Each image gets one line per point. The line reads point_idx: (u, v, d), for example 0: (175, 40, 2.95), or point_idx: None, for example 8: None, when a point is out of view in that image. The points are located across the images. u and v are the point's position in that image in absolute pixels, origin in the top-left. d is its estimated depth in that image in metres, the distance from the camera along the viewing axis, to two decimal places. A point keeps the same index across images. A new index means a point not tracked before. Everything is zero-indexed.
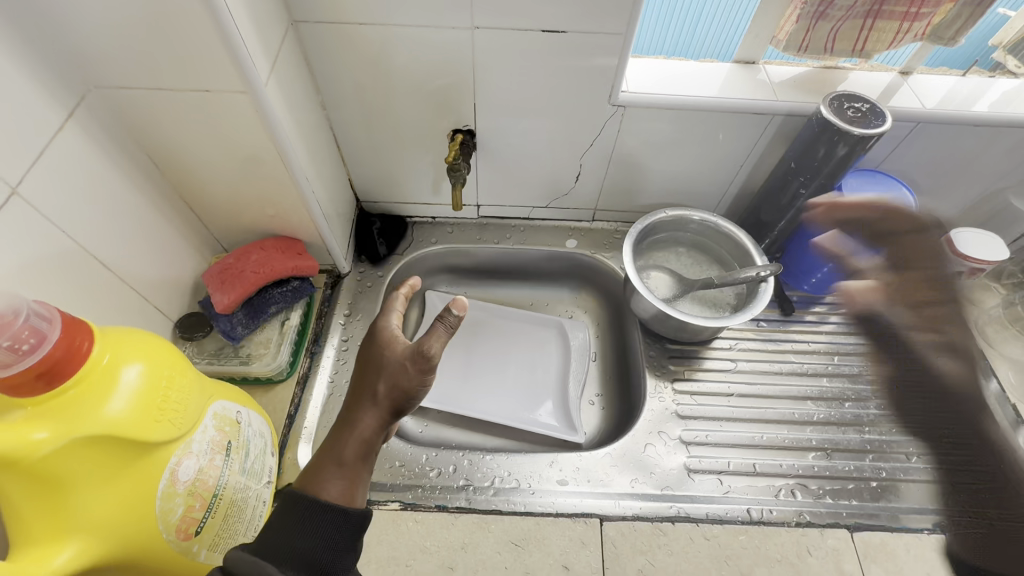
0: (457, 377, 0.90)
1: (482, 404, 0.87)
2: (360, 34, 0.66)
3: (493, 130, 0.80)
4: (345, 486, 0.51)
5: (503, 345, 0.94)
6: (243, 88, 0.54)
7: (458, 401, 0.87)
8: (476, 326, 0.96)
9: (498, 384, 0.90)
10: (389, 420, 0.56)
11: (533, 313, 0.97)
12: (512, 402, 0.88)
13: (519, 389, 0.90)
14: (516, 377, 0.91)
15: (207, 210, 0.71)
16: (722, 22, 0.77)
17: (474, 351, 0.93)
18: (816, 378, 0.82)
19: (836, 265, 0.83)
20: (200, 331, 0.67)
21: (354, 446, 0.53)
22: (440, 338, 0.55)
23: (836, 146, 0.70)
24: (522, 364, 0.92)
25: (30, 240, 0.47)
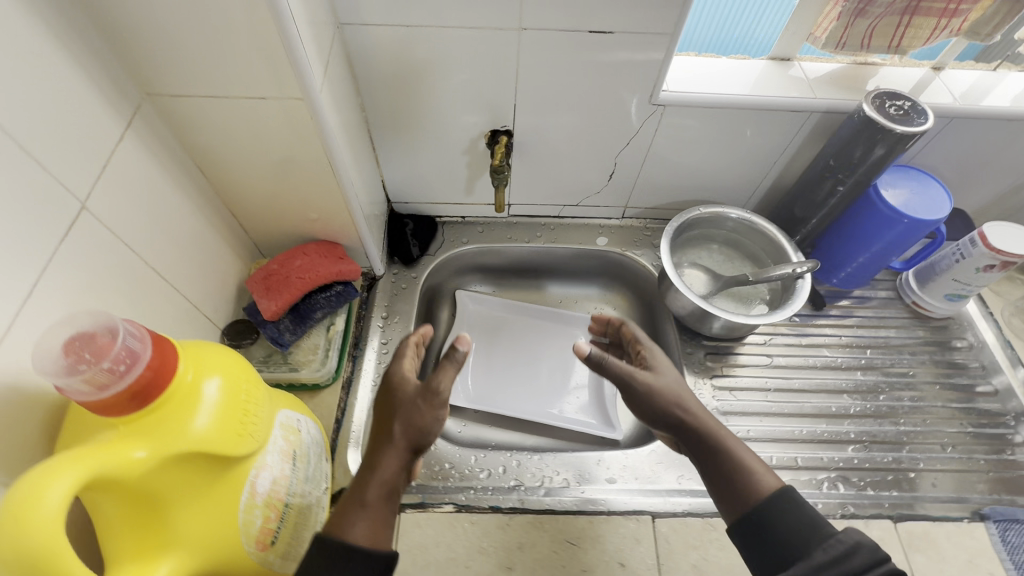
0: (492, 378, 0.91)
1: (518, 403, 0.88)
2: (404, 36, 0.65)
3: (530, 129, 0.80)
4: (369, 528, 0.50)
5: (535, 344, 0.95)
6: (299, 95, 0.54)
7: (496, 401, 0.88)
8: (506, 325, 0.96)
9: (533, 383, 0.91)
10: (407, 460, 0.56)
11: (564, 311, 0.98)
12: (548, 401, 0.89)
13: (554, 387, 0.91)
14: (550, 376, 0.92)
15: (249, 215, 0.70)
16: (759, 17, 0.77)
17: (507, 350, 0.94)
18: (849, 372, 0.84)
19: (867, 259, 0.85)
20: (247, 339, 0.68)
21: (376, 487, 0.53)
22: (449, 375, 0.58)
23: (874, 146, 0.70)
24: (555, 363, 0.93)
25: (99, 254, 0.47)
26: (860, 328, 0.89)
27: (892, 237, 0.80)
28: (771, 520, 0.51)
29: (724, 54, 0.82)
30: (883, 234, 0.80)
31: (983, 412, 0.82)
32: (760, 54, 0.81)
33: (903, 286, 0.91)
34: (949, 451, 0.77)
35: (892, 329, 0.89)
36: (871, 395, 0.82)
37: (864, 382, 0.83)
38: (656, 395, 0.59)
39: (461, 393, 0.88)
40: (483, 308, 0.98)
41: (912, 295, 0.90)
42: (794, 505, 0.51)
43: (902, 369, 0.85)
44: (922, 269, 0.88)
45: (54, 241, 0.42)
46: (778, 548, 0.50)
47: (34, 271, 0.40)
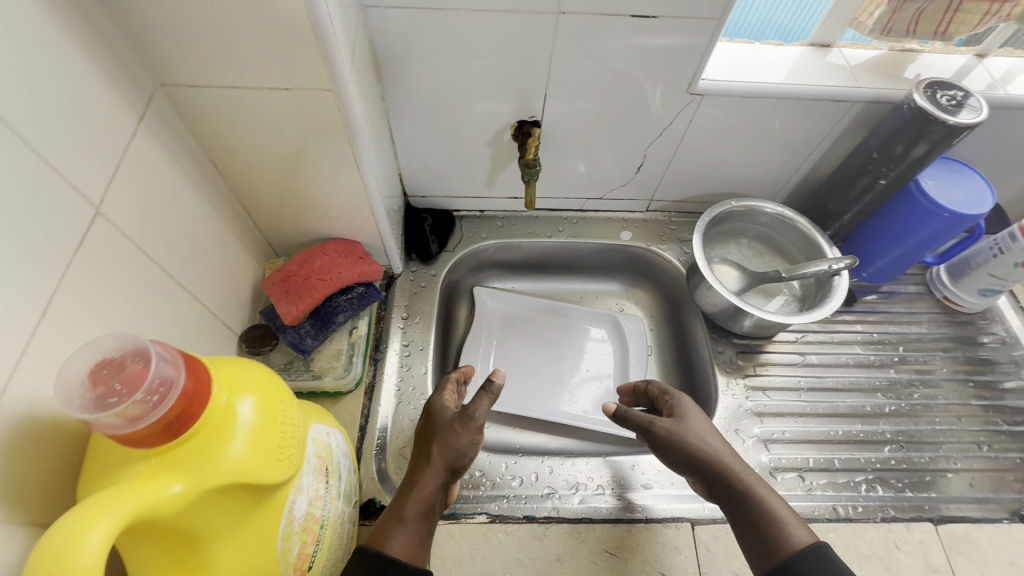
0: (514, 377, 0.88)
1: (543, 403, 0.86)
2: (431, 19, 0.61)
3: (558, 120, 0.76)
4: (407, 542, 0.50)
5: (558, 342, 0.92)
6: (327, 85, 0.49)
7: (519, 402, 0.85)
8: (527, 323, 0.93)
9: (557, 383, 0.88)
10: (443, 484, 0.55)
11: (586, 306, 0.95)
12: (572, 401, 0.86)
13: (579, 386, 0.88)
14: (574, 375, 0.89)
15: (264, 213, 0.66)
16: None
17: (528, 348, 0.91)
18: (883, 369, 0.82)
19: (900, 254, 0.82)
20: (267, 345, 0.64)
21: (413, 503, 0.53)
22: (485, 403, 0.59)
23: (916, 144, 0.69)
24: (579, 362, 0.91)
25: (114, 262, 0.43)
26: (892, 324, 0.87)
27: (929, 233, 0.77)
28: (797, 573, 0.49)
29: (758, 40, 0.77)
30: (921, 228, 0.77)
31: (1015, 410, 0.79)
32: (790, 40, 0.78)
33: (934, 281, 0.89)
34: (986, 450, 0.76)
35: (924, 325, 0.87)
36: (905, 393, 0.80)
37: (898, 379, 0.81)
38: (683, 443, 0.59)
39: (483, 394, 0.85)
40: (502, 305, 0.94)
41: (943, 290, 0.88)
42: (826, 564, 0.48)
43: (936, 366, 0.83)
44: (955, 264, 0.86)
45: (68, 250, 0.38)
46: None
47: (50, 285, 0.36)
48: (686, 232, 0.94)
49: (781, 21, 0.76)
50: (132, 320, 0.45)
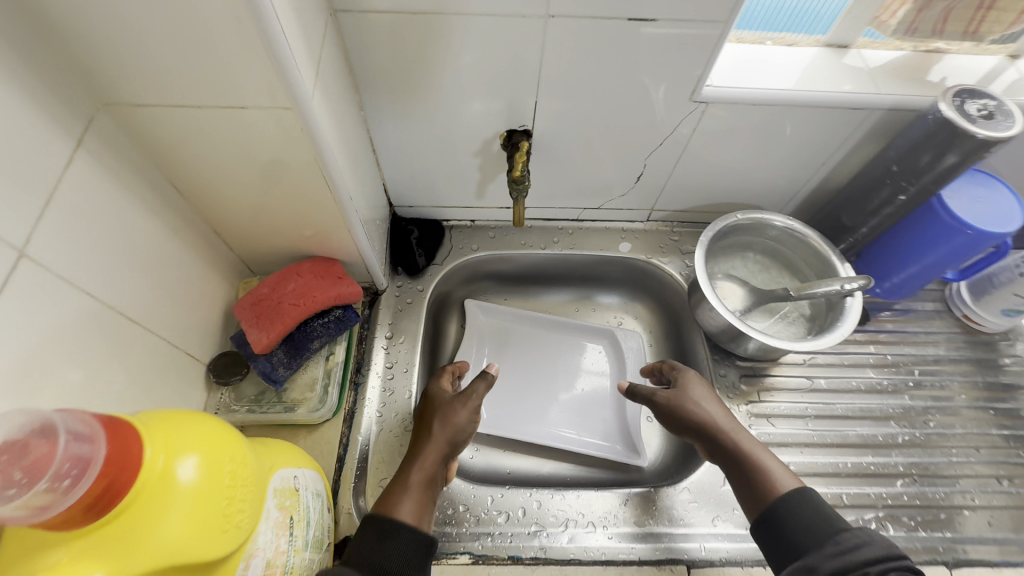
0: (505, 398, 0.83)
1: (534, 425, 0.82)
2: (408, 25, 0.55)
3: (551, 128, 0.71)
4: (414, 508, 0.54)
5: (552, 360, 0.88)
6: (286, 104, 0.44)
7: (510, 424, 0.81)
8: (520, 339, 0.89)
9: (550, 403, 0.84)
10: (446, 456, 0.60)
11: (582, 321, 0.90)
12: (565, 423, 0.82)
13: (574, 407, 0.84)
14: (568, 395, 0.85)
15: (234, 233, 0.62)
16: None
17: (521, 366, 0.87)
18: (897, 395, 0.76)
19: (918, 270, 0.77)
20: (236, 375, 0.60)
21: (418, 475, 0.57)
22: (483, 387, 0.65)
23: (945, 154, 0.62)
24: (574, 380, 0.86)
25: (45, 306, 0.39)
26: (908, 346, 0.81)
27: (950, 249, 0.71)
28: (790, 514, 0.53)
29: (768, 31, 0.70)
30: (940, 245, 0.71)
31: None
32: (797, 31, 0.69)
33: (954, 297, 0.83)
34: (1007, 485, 0.70)
35: (941, 347, 0.81)
36: (920, 422, 0.74)
37: (913, 407, 0.76)
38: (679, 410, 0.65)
39: None
40: (494, 320, 0.90)
41: (963, 308, 0.82)
42: (811, 501, 0.54)
43: (954, 391, 0.78)
44: (977, 281, 0.80)
45: None
46: (793, 542, 0.52)
47: None
48: (689, 244, 0.89)
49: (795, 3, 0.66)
50: (70, 368, 0.41)
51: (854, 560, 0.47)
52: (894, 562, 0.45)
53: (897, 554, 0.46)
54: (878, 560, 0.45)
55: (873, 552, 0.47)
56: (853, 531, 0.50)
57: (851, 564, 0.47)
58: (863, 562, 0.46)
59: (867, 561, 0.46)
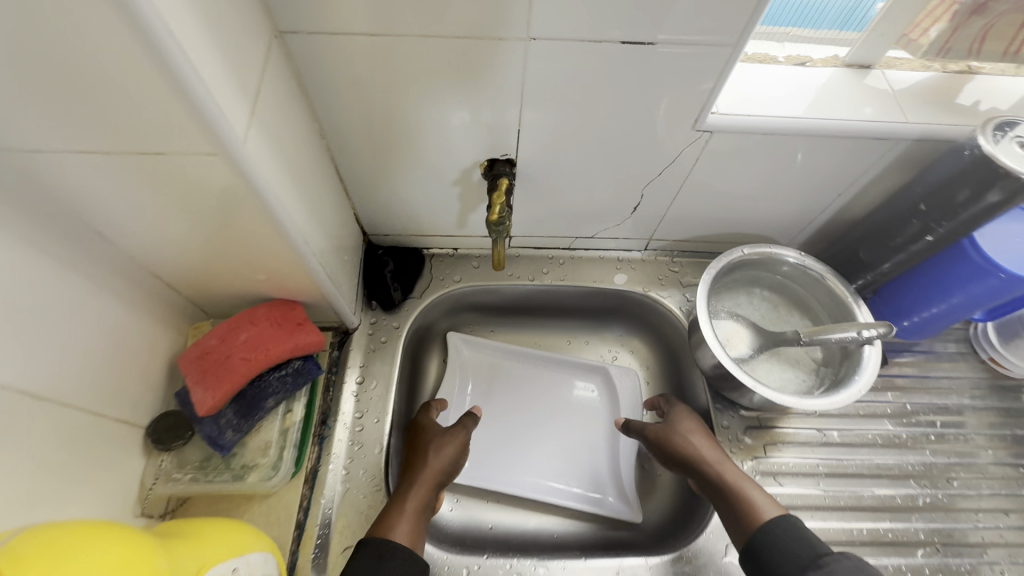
0: (490, 445, 0.77)
1: (522, 475, 0.75)
2: (369, 47, 0.49)
3: (538, 157, 0.64)
4: (409, 531, 0.55)
5: (541, 401, 0.81)
6: (211, 150, 0.38)
7: (493, 473, 0.74)
8: (507, 378, 0.82)
9: (538, 450, 0.77)
10: (437, 485, 0.60)
11: (574, 358, 0.82)
12: (555, 474, 0.75)
13: (565, 455, 0.77)
14: (559, 442, 0.78)
15: (178, 278, 0.55)
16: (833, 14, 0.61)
17: (508, 409, 0.80)
18: (917, 450, 0.70)
19: (940, 312, 0.69)
20: (179, 440, 0.54)
21: (413, 501, 0.58)
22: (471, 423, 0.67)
23: (986, 192, 0.55)
24: (564, 424, 0.79)
25: None
26: (930, 393, 0.74)
27: (977, 293, 0.64)
28: (772, 546, 0.52)
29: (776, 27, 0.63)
30: (967, 288, 0.64)
31: None
32: (804, 27, 0.63)
33: (980, 339, 0.76)
34: None
35: (966, 394, 0.74)
36: (943, 481, 0.68)
37: (935, 464, 0.69)
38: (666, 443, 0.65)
39: None
40: (480, 358, 0.83)
41: (990, 350, 0.75)
42: (792, 530, 0.53)
43: (980, 445, 0.71)
44: (1007, 322, 0.73)
45: None
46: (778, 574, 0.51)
47: None
48: (691, 276, 0.82)
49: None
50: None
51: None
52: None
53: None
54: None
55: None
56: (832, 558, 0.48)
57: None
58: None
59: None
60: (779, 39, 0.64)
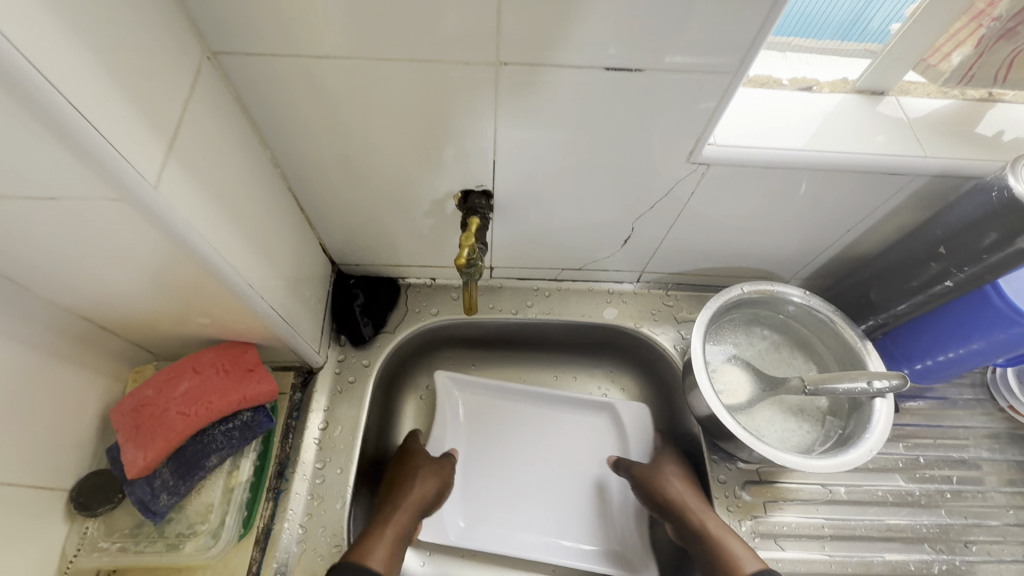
0: (470, 495, 0.69)
1: (515, 528, 0.67)
2: (320, 71, 0.44)
3: (517, 187, 0.58)
4: (386, 553, 0.53)
5: (540, 443, 0.73)
6: (115, 195, 0.32)
7: (490, 535, 0.67)
8: (499, 417, 0.74)
9: (533, 504, 0.69)
10: (419, 513, 0.60)
11: (577, 395, 0.74)
12: (554, 527, 0.68)
13: (563, 506, 0.69)
14: (560, 490, 0.70)
15: (108, 323, 0.49)
16: (837, 25, 0.55)
17: (500, 455, 0.72)
18: (931, 510, 0.64)
19: (956, 358, 0.63)
20: (106, 503, 0.48)
21: (393, 526, 0.56)
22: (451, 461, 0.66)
23: (1016, 236, 0.49)
24: (560, 473, 0.71)
25: None
26: (945, 444, 0.68)
27: (999, 341, 0.58)
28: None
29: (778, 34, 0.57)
30: (988, 335, 0.58)
31: None
32: (805, 37, 0.57)
33: (997, 385, 0.70)
34: None
35: (983, 446, 0.69)
36: (960, 546, 0.62)
37: (951, 526, 0.63)
38: (650, 484, 0.63)
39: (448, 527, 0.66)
40: (467, 394, 0.74)
41: (1008, 398, 0.69)
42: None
43: (999, 505, 0.65)
44: None
45: None
46: None
47: None
48: (687, 310, 0.77)
49: (803, 8, 0.53)
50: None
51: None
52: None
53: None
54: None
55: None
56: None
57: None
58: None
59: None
60: (780, 49, 0.59)
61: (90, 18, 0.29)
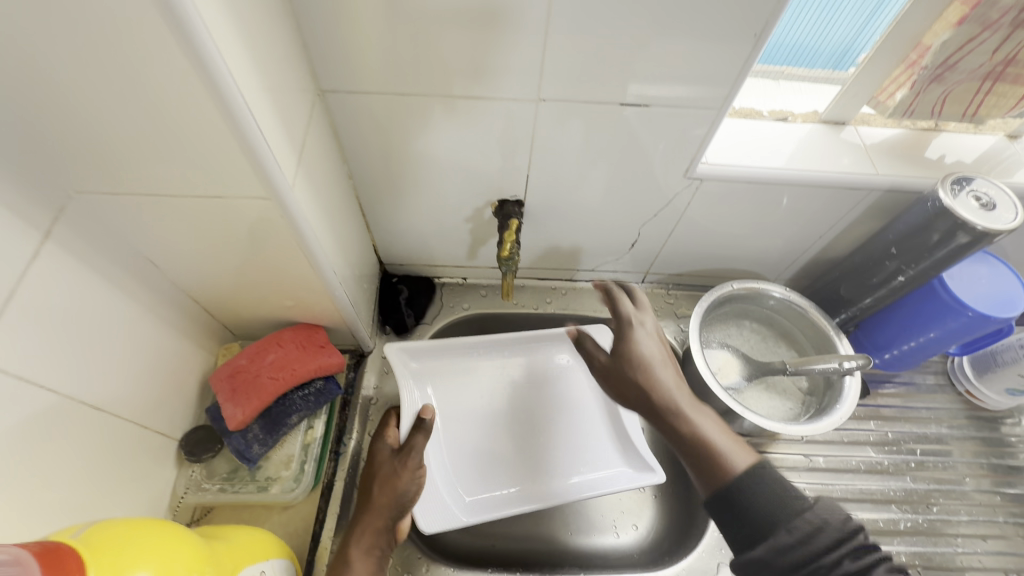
0: (459, 471, 0.69)
1: (525, 480, 0.70)
2: (398, 104, 0.56)
3: (544, 197, 0.70)
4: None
5: (524, 390, 0.75)
6: (264, 194, 0.44)
7: (500, 499, 0.68)
8: (460, 378, 0.75)
9: (525, 446, 0.72)
10: (392, 515, 0.58)
11: (541, 330, 0.77)
12: (560, 454, 0.72)
13: (558, 435, 0.73)
14: (556, 426, 0.74)
15: (213, 305, 0.61)
16: (826, 53, 0.68)
17: (487, 413, 0.73)
18: (898, 477, 0.74)
19: (918, 346, 0.74)
20: (208, 452, 0.59)
21: (362, 543, 0.56)
22: (422, 440, 0.62)
23: (954, 236, 0.60)
24: (546, 411, 0.75)
25: (12, 409, 0.39)
26: (911, 423, 0.79)
27: (950, 329, 0.69)
28: (745, 505, 0.43)
29: (776, 63, 0.71)
30: (942, 324, 0.69)
31: None
32: (799, 65, 0.70)
33: (956, 372, 0.81)
34: None
35: (944, 425, 0.79)
36: (923, 507, 0.72)
37: (915, 490, 0.73)
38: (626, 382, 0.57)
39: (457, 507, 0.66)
40: (420, 367, 0.74)
41: (965, 383, 0.80)
42: (763, 483, 0.43)
43: (959, 474, 0.75)
44: (980, 357, 0.78)
45: None
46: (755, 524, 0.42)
47: None
48: (685, 308, 0.88)
49: (796, 38, 0.67)
50: (10, 469, 0.39)
51: (820, 554, 0.39)
52: (873, 552, 0.39)
53: (853, 527, 0.40)
54: (842, 550, 0.39)
55: (841, 540, 0.39)
56: (814, 506, 0.42)
57: (823, 568, 0.38)
58: (835, 559, 0.38)
59: (841, 559, 0.38)
60: (775, 77, 0.72)
61: (267, 71, 0.41)
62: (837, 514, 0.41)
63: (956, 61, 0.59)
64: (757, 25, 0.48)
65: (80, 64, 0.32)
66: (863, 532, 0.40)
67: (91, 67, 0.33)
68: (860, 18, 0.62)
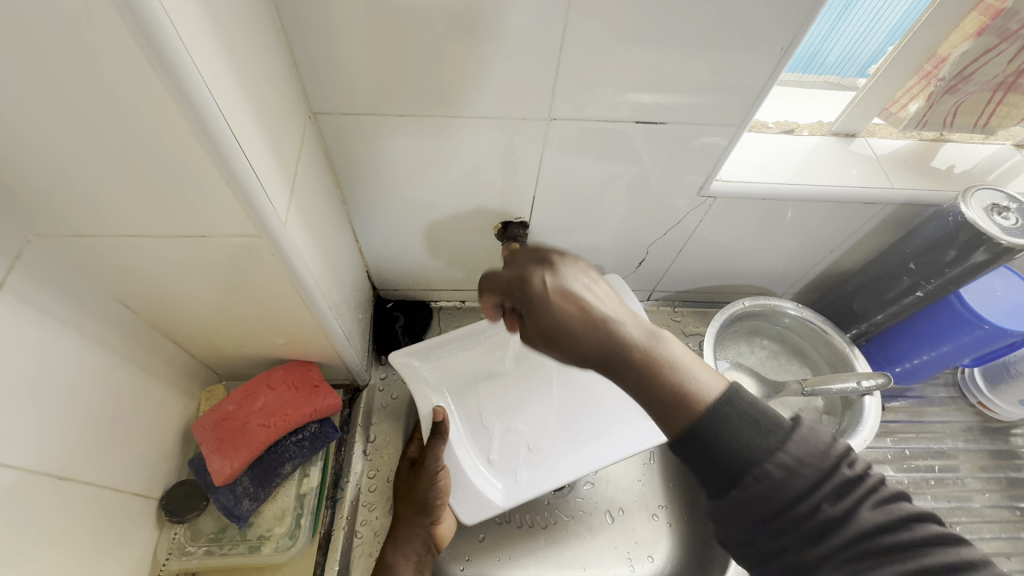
0: (488, 456, 0.63)
1: (559, 451, 0.64)
2: (396, 125, 0.52)
3: (549, 219, 0.66)
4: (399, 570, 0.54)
5: (535, 361, 0.69)
6: (255, 232, 0.39)
7: (536, 476, 0.62)
8: (468, 366, 0.69)
9: (547, 417, 0.66)
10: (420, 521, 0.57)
11: None
12: (584, 417, 0.66)
13: (578, 399, 0.67)
14: (577, 389, 0.68)
15: (196, 346, 0.55)
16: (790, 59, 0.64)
17: (502, 392, 0.67)
18: (919, 495, 0.72)
19: (930, 360, 0.72)
20: (193, 511, 0.54)
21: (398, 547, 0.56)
22: (438, 447, 0.59)
23: (971, 253, 0.59)
24: (562, 377, 0.69)
25: None
26: (926, 438, 0.77)
27: (965, 344, 0.67)
28: (709, 447, 0.34)
29: None
30: (955, 338, 0.67)
31: None
32: None
33: (968, 384, 0.80)
34: None
35: (959, 439, 0.78)
36: (946, 526, 0.71)
37: (937, 509, 0.72)
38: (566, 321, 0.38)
39: (493, 493, 0.61)
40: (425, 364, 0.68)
41: (978, 395, 0.79)
42: (737, 420, 0.34)
43: (978, 490, 0.74)
44: (991, 368, 0.77)
45: None
46: (725, 465, 0.33)
47: None
48: (693, 325, 0.85)
49: None
50: None
51: (796, 502, 0.32)
52: (859, 485, 0.32)
53: (833, 459, 0.32)
54: (824, 493, 0.31)
55: (819, 485, 0.32)
56: (792, 437, 0.33)
57: (799, 517, 0.32)
58: (814, 504, 0.31)
59: (821, 503, 0.31)
60: None
61: (256, 99, 0.36)
62: (809, 441, 0.33)
63: (971, 72, 0.58)
64: (782, 40, 0.46)
65: (35, 97, 0.28)
66: (846, 464, 0.32)
67: (49, 100, 0.28)
68: (824, 24, 0.59)
